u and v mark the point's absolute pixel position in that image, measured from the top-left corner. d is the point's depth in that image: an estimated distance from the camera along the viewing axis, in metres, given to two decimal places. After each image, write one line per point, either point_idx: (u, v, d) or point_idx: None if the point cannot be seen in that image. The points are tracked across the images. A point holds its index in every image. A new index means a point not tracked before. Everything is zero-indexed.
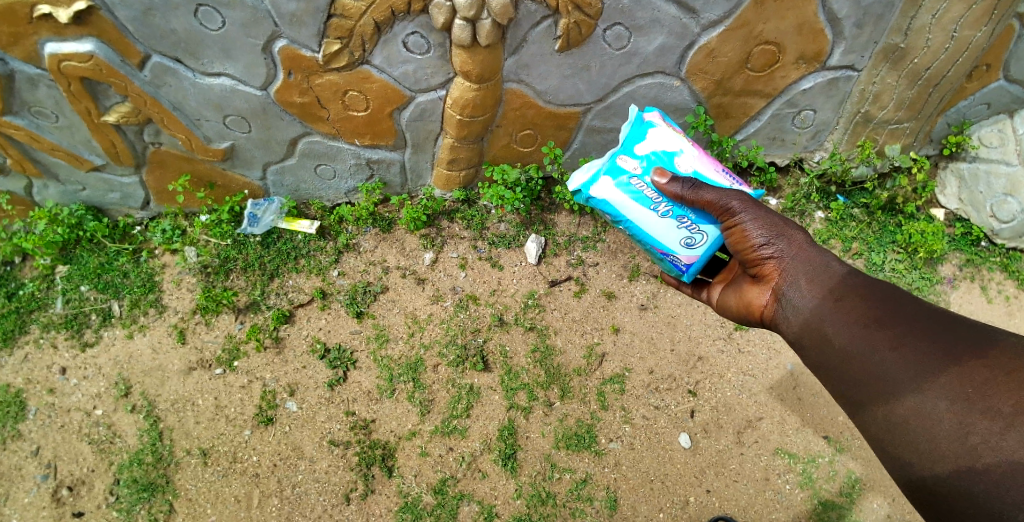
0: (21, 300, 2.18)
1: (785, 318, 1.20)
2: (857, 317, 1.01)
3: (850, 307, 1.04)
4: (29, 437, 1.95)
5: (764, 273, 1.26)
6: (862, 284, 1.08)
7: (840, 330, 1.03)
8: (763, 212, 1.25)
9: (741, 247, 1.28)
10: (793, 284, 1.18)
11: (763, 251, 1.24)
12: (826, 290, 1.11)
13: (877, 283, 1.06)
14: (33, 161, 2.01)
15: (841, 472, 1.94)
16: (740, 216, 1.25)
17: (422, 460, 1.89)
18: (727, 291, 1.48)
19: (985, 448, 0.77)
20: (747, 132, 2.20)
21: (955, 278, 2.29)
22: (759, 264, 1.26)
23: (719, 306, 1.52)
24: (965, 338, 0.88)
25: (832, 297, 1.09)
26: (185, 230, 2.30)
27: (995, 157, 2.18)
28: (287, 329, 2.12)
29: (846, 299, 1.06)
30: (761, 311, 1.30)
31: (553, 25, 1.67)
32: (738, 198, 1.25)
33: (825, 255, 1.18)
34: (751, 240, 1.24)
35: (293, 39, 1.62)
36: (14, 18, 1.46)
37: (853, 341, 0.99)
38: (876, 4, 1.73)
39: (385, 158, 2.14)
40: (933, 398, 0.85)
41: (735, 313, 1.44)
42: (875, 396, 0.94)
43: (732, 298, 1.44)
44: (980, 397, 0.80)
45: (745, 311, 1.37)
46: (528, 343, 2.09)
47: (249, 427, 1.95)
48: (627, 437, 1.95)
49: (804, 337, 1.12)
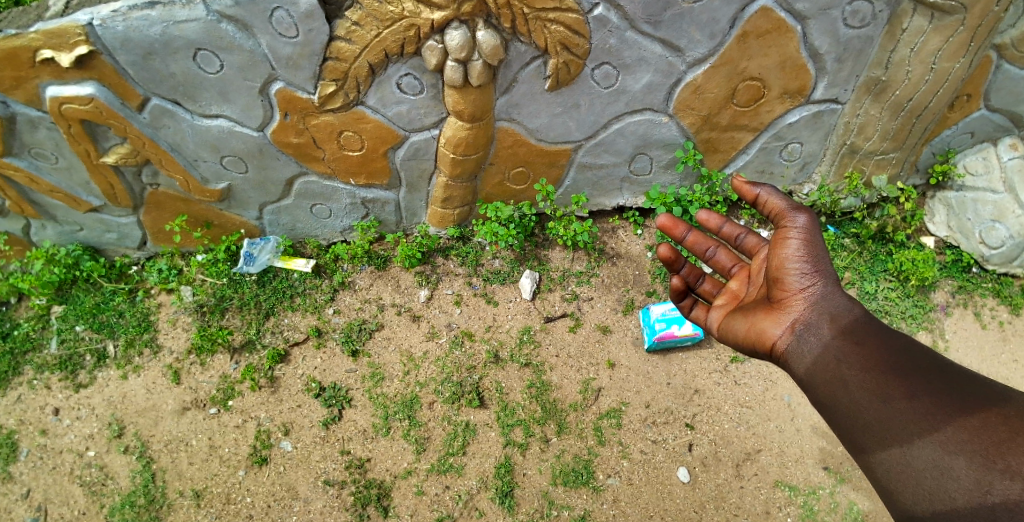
0: (15, 341, 2.18)
1: (800, 356, 1.16)
2: (870, 366, 1.03)
3: (864, 354, 1.06)
4: (19, 479, 1.93)
5: (788, 295, 1.23)
6: (877, 334, 1.09)
7: (854, 376, 1.04)
8: (816, 247, 1.24)
9: (775, 261, 1.27)
10: (816, 321, 1.17)
11: (796, 271, 1.22)
12: (843, 333, 1.12)
13: (891, 334, 1.09)
14: (31, 202, 2.04)
15: (843, 504, 1.91)
16: (796, 227, 1.26)
17: (418, 500, 1.87)
18: (731, 316, 1.41)
19: (1003, 507, 0.77)
20: (736, 165, 2.25)
21: (948, 305, 2.29)
22: (786, 291, 1.23)
23: (719, 334, 1.45)
24: (984, 396, 0.91)
25: (854, 341, 1.09)
26: (181, 269, 2.32)
27: (981, 185, 2.23)
28: (282, 368, 2.11)
29: (862, 344, 1.08)
30: (770, 341, 1.24)
31: (542, 65, 1.72)
32: (805, 209, 1.28)
33: (848, 301, 1.19)
34: (789, 266, 1.23)
35: (289, 82, 1.66)
36: (18, 62, 1.50)
37: (866, 390, 1.01)
38: (855, 40, 1.78)
39: (379, 197, 2.17)
40: (950, 453, 0.86)
41: (738, 341, 1.35)
42: (890, 448, 0.94)
43: (737, 325, 1.36)
44: (999, 455, 0.82)
45: (753, 339, 1.29)
46: (523, 379, 2.08)
47: (244, 467, 1.93)
48: (625, 473, 1.93)
49: (817, 378, 1.11)
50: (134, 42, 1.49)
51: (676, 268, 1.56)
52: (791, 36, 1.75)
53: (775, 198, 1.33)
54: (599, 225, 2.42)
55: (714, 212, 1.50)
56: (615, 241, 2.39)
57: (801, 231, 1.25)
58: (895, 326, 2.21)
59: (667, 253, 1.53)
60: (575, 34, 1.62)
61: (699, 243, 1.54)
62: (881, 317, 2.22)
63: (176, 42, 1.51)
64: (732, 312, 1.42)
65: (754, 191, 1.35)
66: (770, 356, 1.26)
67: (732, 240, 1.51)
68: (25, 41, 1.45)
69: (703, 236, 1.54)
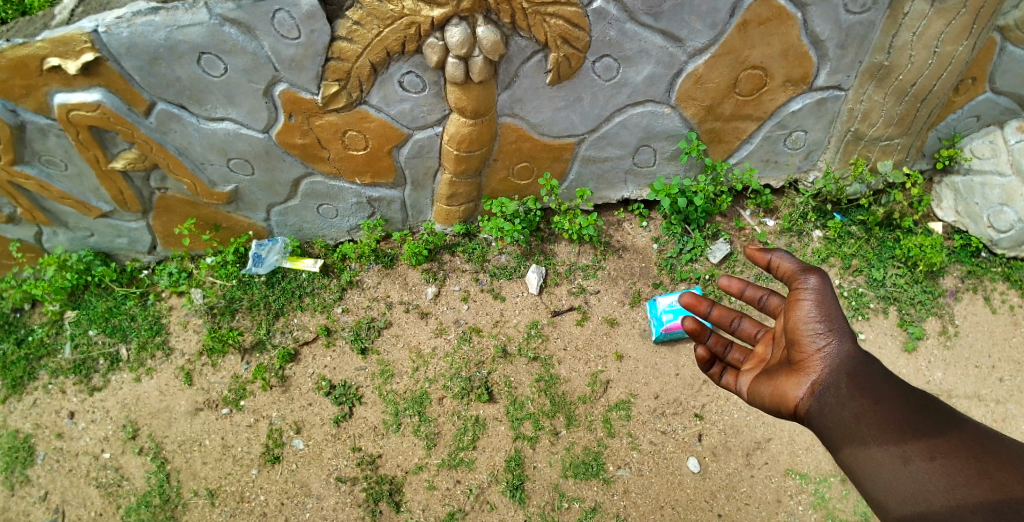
0: (29, 346, 2.21)
1: (821, 417, 1.09)
2: (888, 425, 0.97)
3: (884, 412, 1.00)
4: (37, 482, 1.96)
5: (807, 356, 1.15)
6: (901, 392, 1.03)
7: (872, 434, 0.98)
8: (833, 304, 1.17)
9: (791, 322, 1.20)
10: (835, 380, 1.09)
11: (811, 331, 1.15)
12: (860, 391, 1.05)
13: (910, 391, 1.03)
14: (43, 209, 2.07)
15: (855, 491, 1.90)
16: (807, 288, 1.19)
17: (429, 494, 1.88)
18: (757, 380, 1.33)
19: None
20: (740, 155, 2.25)
21: (958, 290, 2.27)
22: (804, 353, 1.16)
23: (749, 399, 1.36)
24: (1008, 459, 0.85)
25: (874, 399, 1.03)
26: (191, 272, 2.34)
27: (989, 168, 2.20)
28: (293, 367, 2.13)
29: (882, 402, 1.01)
30: (794, 404, 1.16)
31: (543, 59, 1.72)
32: (817, 269, 1.21)
33: (867, 357, 1.12)
34: (803, 327, 1.17)
35: (293, 83, 1.67)
36: (26, 71, 1.53)
37: (886, 450, 0.95)
38: (857, 26, 1.78)
39: (385, 196, 2.19)
40: (965, 509, 0.80)
41: (764, 405, 1.27)
42: (908, 509, 0.88)
43: (764, 388, 1.28)
44: (1014, 512, 0.76)
45: (776, 403, 1.21)
46: (531, 373, 2.09)
47: (257, 466, 1.95)
48: (635, 464, 1.93)
49: (837, 439, 1.04)
50: (139, 47, 1.51)
51: (702, 339, 1.48)
52: (792, 23, 1.74)
53: (788, 259, 1.26)
54: (605, 218, 2.43)
55: (735, 277, 1.36)
56: (621, 234, 2.39)
57: (813, 292, 1.18)
58: (904, 313, 2.20)
59: (692, 325, 1.45)
60: (575, 28, 1.63)
61: (724, 317, 1.46)
62: (890, 304, 2.21)
63: (181, 46, 1.53)
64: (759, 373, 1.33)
65: (766, 257, 1.27)
66: (796, 419, 1.18)
67: (755, 303, 1.38)
68: (32, 50, 1.48)
69: (727, 309, 1.47)
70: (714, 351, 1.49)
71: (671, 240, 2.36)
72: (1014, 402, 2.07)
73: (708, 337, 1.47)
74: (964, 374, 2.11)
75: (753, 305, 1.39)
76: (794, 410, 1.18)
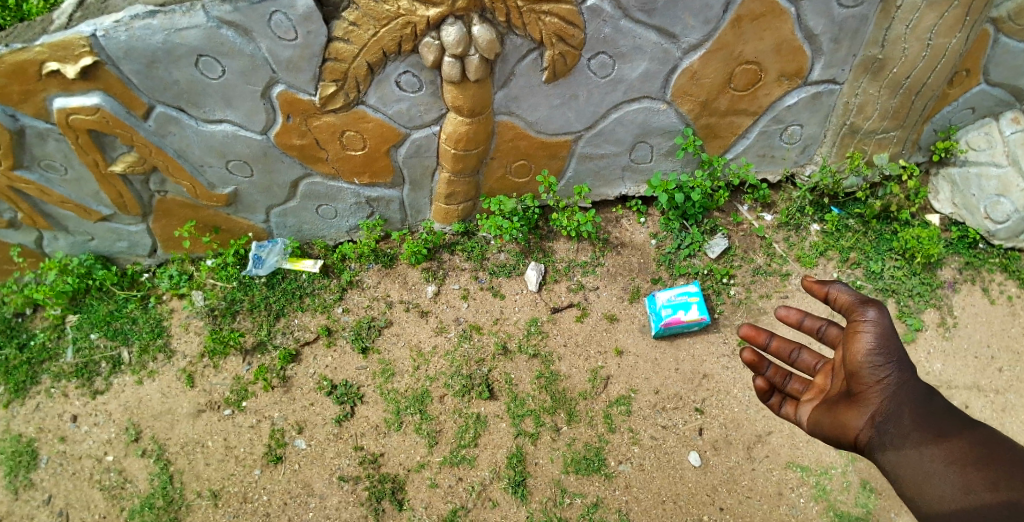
0: (32, 351, 2.22)
1: (882, 450, 1.06)
2: (954, 458, 0.94)
3: (949, 447, 0.97)
4: (40, 486, 1.97)
5: (866, 388, 1.10)
6: (969, 429, 0.99)
7: (936, 466, 0.96)
8: (894, 338, 1.09)
9: (848, 354, 1.13)
10: (896, 414, 1.05)
11: (868, 364, 1.09)
12: (924, 426, 1.02)
13: (976, 427, 1.00)
14: (43, 214, 2.08)
15: (856, 483, 1.90)
16: (867, 320, 1.11)
17: (431, 492, 1.89)
18: (817, 409, 1.28)
19: None
20: (736, 150, 2.26)
21: (956, 282, 2.27)
22: (861, 384, 1.10)
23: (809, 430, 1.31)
24: None
25: (939, 434, 1.00)
26: (192, 274, 2.35)
27: (985, 160, 2.22)
28: (294, 368, 2.14)
29: (948, 438, 0.98)
30: (855, 435, 1.12)
31: (539, 57, 1.73)
32: (877, 301, 1.13)
33: (929, 391, 1.08)
34: (859, 359, 1.10)
35: (290, 84, 1.68)
36: (25, 76, 1.54)
37: (949, 482, 0.92)
38: (850, 19, 1.78)
39: (384, 196, 2.20)
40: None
41: (824, 435, 1.23)
42: None
43: (822, 415, 1.24)
44: None
45: (835, 432, 1.18)
46: (532, 370, 2.10)
47: (259, 466, 1.96)
48: (636, 459, 1.94)
49: (899, 473, 1.01)
50: (137, 51, 1.52)
51: (759, 370, 1.46)
52: (785, 17, 1.75)
53: (847, 293, 1.20)
54: (602, 215, 2.43)
55: (792, 306, 1.39)
56: (619, 231, 2.40)
57: (874, 325, 1.10)
58: (902, 305, 2.20)
59: (751, 357, 1.43)
60: (570, 25, 1.64)
61: (783, 348, 1.45)
62: (888, 297, 2.22)
63: (178, 49, 1.54)
64: (818, 402, 1.29)
65: (824, 290, 1.23)
66: (858, 451, 1.13)
67: (814, 333, 1.37)
68: (31, 55, 1.48)
69: (785, 340, 1.45)
70: (773, 382, 1.45)
71: (669, 236, 2.36)
72: (1013, 392, 2.08)
73: (766, 368, 1.45)
74: (964, 365, 2.12)
75: (811, 334, 1.39)
76: (855, 442, 1.13)
